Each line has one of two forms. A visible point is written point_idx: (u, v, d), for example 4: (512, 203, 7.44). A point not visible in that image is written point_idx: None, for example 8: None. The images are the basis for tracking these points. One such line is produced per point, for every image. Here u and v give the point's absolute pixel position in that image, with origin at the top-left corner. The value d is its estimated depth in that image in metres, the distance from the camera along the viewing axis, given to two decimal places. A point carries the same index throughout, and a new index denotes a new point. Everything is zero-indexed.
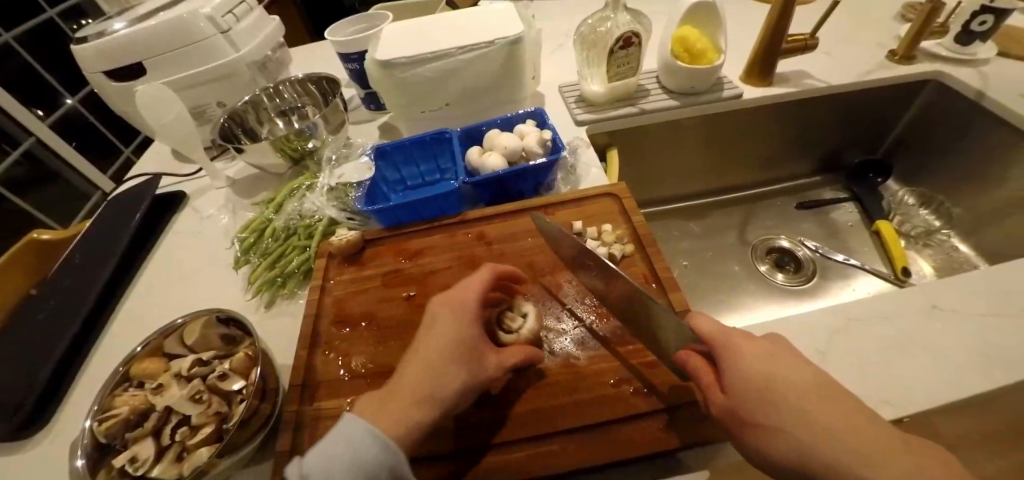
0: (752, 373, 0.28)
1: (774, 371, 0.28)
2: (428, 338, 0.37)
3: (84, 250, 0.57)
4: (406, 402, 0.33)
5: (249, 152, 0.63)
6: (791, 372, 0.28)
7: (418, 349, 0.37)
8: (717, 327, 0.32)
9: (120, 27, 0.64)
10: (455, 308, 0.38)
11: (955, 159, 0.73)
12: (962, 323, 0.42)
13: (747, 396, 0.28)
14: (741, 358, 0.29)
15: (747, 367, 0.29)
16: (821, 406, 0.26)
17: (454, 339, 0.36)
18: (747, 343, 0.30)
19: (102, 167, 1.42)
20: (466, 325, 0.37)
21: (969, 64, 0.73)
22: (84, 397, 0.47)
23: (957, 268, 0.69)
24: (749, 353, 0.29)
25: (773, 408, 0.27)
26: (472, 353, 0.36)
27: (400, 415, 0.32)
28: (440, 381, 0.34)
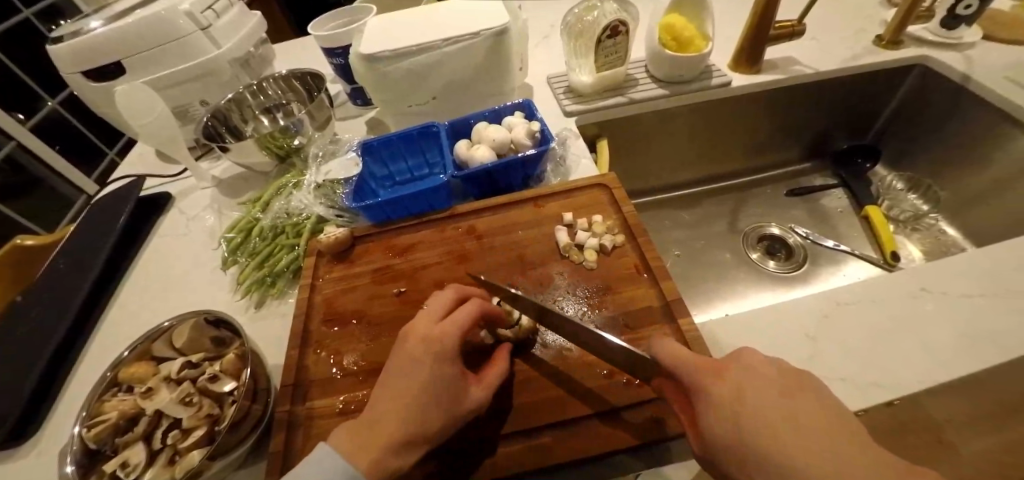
0: (728, 419, 0.25)
1: (748, 410, 0.25)
2: (404, 377, 0.33)
3: (68, 255, 0.56)
4: (385, 448, 0.30)
5: (233, 151, 0.62)
6: (763, 407, 0.25)
7: (391, 388, 0.33)
8: (679, 361, 0.29)
9: (96, 25, 0.62)
10: (430, 344, 0.34)
11: (941, 143, 0.73)
12: (947, 304, 0.43)
13: (723, 453, 0.25)
14: (715, 398, 0.26)
15: (720, 412, 0.26)
16: (801, 444, 0.23)
17: (434, 380, 0.32)
18: (715, 378, 0.27)
19: (86, 171, 1.40)
20: (445, 364, 0.33)
21: (953, 47, 0.74)
22: (72, 405, 0.46)
23: (945, 251, 0.70)
24: (715, 391, 0.27)
25: (758, 460, 0.24)
26: (453, 392, 0.33)
27: (379, 462, 0.30)
28: (421, 424, 0.31)
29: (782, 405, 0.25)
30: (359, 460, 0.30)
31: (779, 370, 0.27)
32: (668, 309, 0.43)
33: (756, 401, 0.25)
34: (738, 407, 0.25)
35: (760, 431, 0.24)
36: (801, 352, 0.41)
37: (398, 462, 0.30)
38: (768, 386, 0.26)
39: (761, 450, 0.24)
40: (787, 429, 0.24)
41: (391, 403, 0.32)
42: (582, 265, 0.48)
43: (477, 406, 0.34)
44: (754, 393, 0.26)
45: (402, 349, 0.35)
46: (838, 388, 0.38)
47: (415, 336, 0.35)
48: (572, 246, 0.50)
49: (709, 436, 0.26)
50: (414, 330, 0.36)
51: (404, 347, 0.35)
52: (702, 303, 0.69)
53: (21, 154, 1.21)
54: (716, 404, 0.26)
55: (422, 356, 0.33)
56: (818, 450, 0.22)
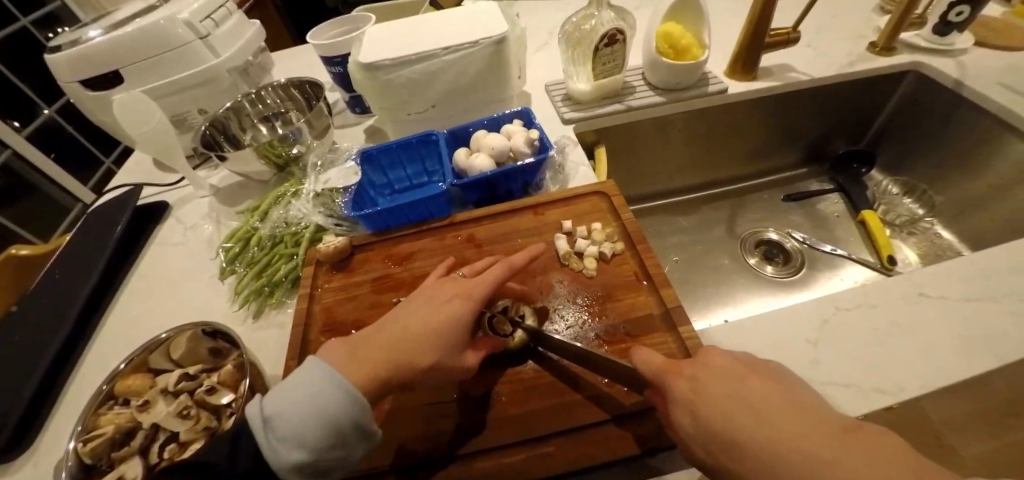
0: (692, 414, 0.27)
1: (709, 402, 0.27)
2: (428, 310, 0.38)
3: (63, 265, 0.56)
4: (379, 365, 0.35)
5: (231, 159, 0.62)
6: (720, 396, 0.26)
7: (409, 316, 0.38)
8: (654, 368, 0.31)
9: (95, 35, 0.62)
10: (465, 290, 0.39)
11: (935, 147, 0.74)
12: (947, 310, 0.43)
13: (703, 446, 0.26)
14: (678, 396, 0.28)
15: (685, 409, 0.28)
16: (758, 428, 0.24)
17: (449, 323, 0.36)
18: (678, 377, 0.29)
19: (82, 178, 1.39)
20: (468, 312, 0.37)
21: (946, 54, 0.75)
22: (66, 418, 0.46)
23: (941, 254, 0.70)
24: (679, 389, 0.29)
25: (729, 451, 0.25)
26: (459, 340, 0.36)
27: (370, 371, 0.34)
28: (417, 353, 0.35)
29: (739, 392, 0.26)
30: (353, 373, 0.34)
31: (736, 360, 0.29)
32: (668, 316, 0.43)
33: (713, 390, 0.27)
34: (699, 400, 0.27)
35: (720, 419, 0.26)
36: (802, 358, 0.41)
37: (382, 376, 0.34)
38: (724, 375, 0.28)
39: (726, 438, 0.25)
40: (745, 416, 0.25)
41: (404, 327, 0.37)
42: (581, 272, 0.48)
43: (467, 370, 0.36)
44: (711, 385, 0.27)
45: (438, 289, 0.40)
46: (840, 394, 0.38)
47: (453, 284, 0.40)
48: (572, 253, 0.50)
49: (685, 436, 0.27)
50: (455, 281, 0.41)
51: (440, 289, 0.40)
52: (701, 308, 0.69)
53: (17, 162, 1.20)
54: (681, 402, 0.28)
55: (454, 299, 0.38)
56: (771, 431, 0.24)
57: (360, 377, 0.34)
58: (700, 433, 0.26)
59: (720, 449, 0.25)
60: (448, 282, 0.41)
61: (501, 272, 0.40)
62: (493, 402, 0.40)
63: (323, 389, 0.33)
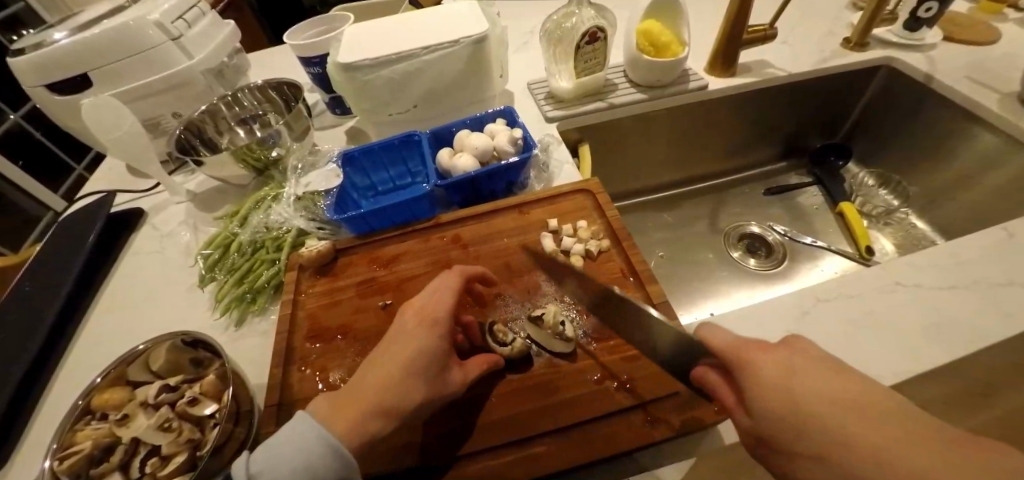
0: (780, 392, 0.24)
1: (799, 383, 0.24)
2: (394, 345, 0.36)
3: (31, 276, 0.54)
4: (361, 410, 0.32)
5: (208, 164, 0.60)
6: (813, 380, 0.23)
7: (379, 357, 0.35)
8: (731, 340, 0.28)
9: (60, 37, 0.60)
10: (424, 315, 0.37)
11: (907, 140, 0.76)
12: (920, 298, 0.44)
13: (775, 425, 0.24)
14: (759, 374, 0.25)
15: (770, 384, 0.25)
16: (849, 415, 0.21)
17: (426, 352, 0.35)
18: (761, 354, 0.26)
19: (52, 186, 1.34)
20: (436, 334, 0.36)
21: (916, 49, 0.77)
22: (40, 437, 0.44)
23: (916, 244, 0.72)
24: (763, 365, 0.25)
25: (799, 431, 0.23)
26: (437, 363, 0.35)
27: (361, 422, 0.32)
28: (400, 392, 0.33)
29: (831, 380, 0.23)
30: (340, 423, 0.32)
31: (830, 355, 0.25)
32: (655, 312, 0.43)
33: (802, 373, 0.24)
34: (790, 378, 0.24)
35: (806, 399, 0.23)
36: None
37: (375, 425, 0.32)
38: (819, 366, 0.24)
39: (809, 415, 0.22)
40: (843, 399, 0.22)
41: (376, 370, 0.34)
42: None
43: (456, 389, 0.36)
44: (803, 368, 0.24)
45: (398, 321, 0.38)
46: None
47: (411, 309, 0.38)
48: (558, 252, 0.50)
49: (758, 412, 0.25)
50: (411, 306, 0.39)
51: (402, 319, 0.38)
52: (686, 303, 0.70)
53: None
54: (763, 382, 0.25)
55: (419, 325, 0.36)
56: (859, 424, 0.21)
57: (350, 426, 0.31)
58: (782, 412, 0.23)
59: (800, 429, 0.22)
60: (405, 309, 0.39)
61: (455, 286, 0.40)
62: (482, 403, 0.39)
63: (309, 441, 0.31)
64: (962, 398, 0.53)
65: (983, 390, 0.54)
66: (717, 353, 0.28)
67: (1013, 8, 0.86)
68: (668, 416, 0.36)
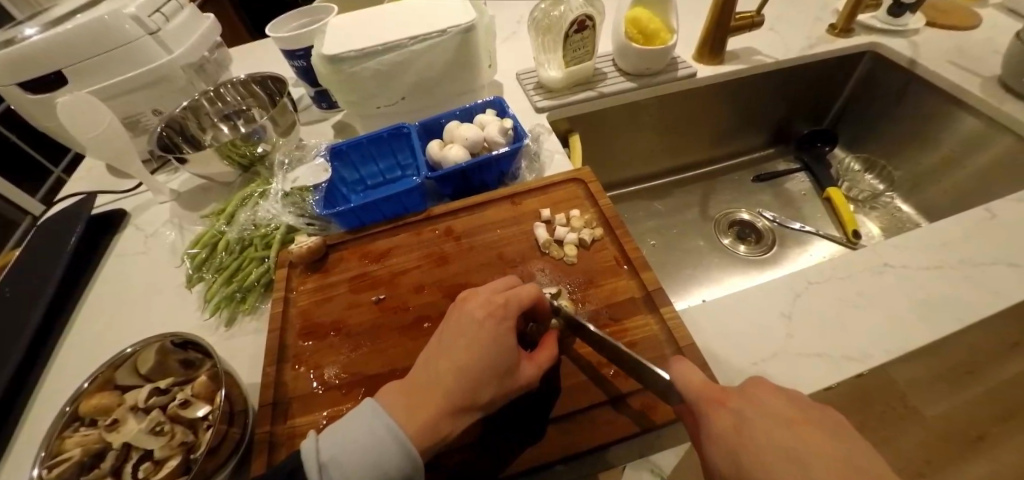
0: (728, 449, 0.25)
1: (752, 445, 0.24)
2: (462, 340, 0.34)
3: (10, 281, 0.52)
4: (428, 406, 0.31)
5: (191, 161, 0.58)
6: (763, 440, 0.24)
7: (445, 352, 0.34)
8: (695, 383, 0.29)
9: (31, 33, 0.57)
10: (491, 308, 0.35)
11: (892, 125, 0.78)
12: (907, 278, 0.45)
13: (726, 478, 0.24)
14: (713, 427, 0.26)
15: (721, 439, 0.25)
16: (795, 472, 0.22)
17: (493, 348, 0.33)
18: (716, 404, 0.27)
19: (30, 189, 1.31)
20: (506, 331, 0.33)
21: (900, 34, 0.78)
22: (26, 446, 0.43)
23: (901, 226, 0.73)
24: (715, 419, 0.26)
25: None
26: (508, 360, 0.33)
27: (433, 423, 0.30)
28: (471, 390, 0.31)
29: (778, 439, 0.24)
30: (412, 421, 0.31)
31: (790, 408, 0.26)
32: (650, 298, 0.43)
33: (756, 428, 0.25)
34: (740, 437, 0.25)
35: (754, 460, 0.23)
36: (777, 333, 0.42)
37: (447, 425, 0.31)
38: (774, 422, 0.25)
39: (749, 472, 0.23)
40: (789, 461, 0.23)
41: (446, 364, 0.33)
42: (562, 260, 0.48)
43: (527, 384, 0.33)
44: (754, 426, 0.25)
45: (460, 314, 0.36)
46: (812, 363, 0.39)
47: (475, 300, 0.36)
48: (552, 241, 0.49)
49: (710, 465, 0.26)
50: (476, 296, 0.37)
51: (464, 310, 0.36)
52: (680, 290, 0.71)
53: None
54: (713, 433, 0.26)
55: (486, 321, 0.34)
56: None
57: (420, 428, 0.30)
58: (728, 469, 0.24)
59: None
60: (468, 299, 0.37)
61: (528, 289, 0.37)
62: None
63: (380, 436, 0.30)
64: (948, 374, 0.55)
65: (969, 366, 0.55)
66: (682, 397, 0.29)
67: None
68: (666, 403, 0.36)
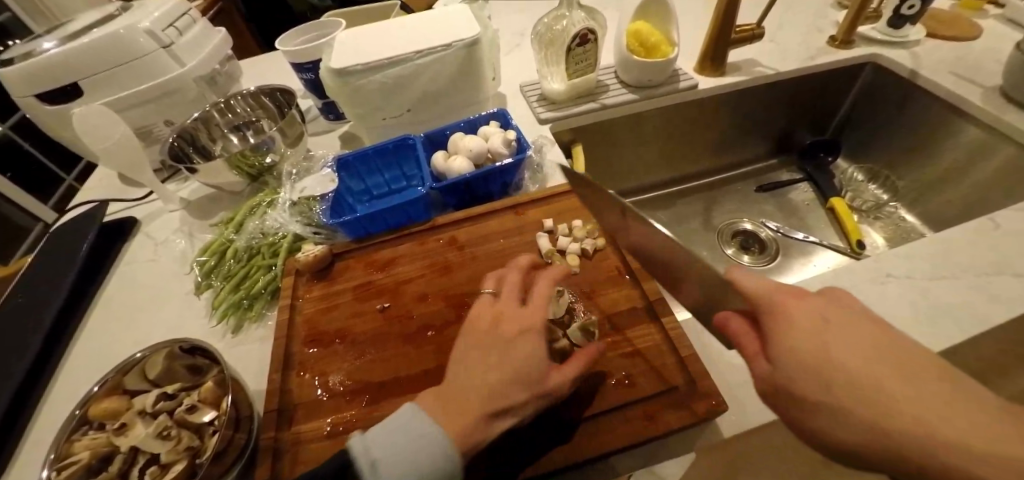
0: (816, 337, 0.23)
1: (840, 335, 0.23)
2: (489, 349, 0.35)
3: (23, 289, 0.53)
4: (465, 413, 0.31)
5: (201, 171, 0.60)
6: (851, 339, 0.22)
7: (473, 359, 0.35)
8: (763, 285, 0.26)
9: (50, 46, 0.59)
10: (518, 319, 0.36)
11: (894, 135, 0.78)
12: (910, 289, 0.45)
13: (801, 367, 0.22)
14: (792, 321, 0.24)
15: (809, 334, 0.23)
16: (891, 370, 0.21)
17: (526, 355, 0.33)
18: (796, 301, 0.25)
19: (42, 198, 1.34)
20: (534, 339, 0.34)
21: (900, 45, 0.79)
22: (34, 451, 0.44)
23: (906, 236, 0.73)
24: (802, 313, 0.24)
25: (832, 373, 0.22)
26: (539, 365, 0.33)
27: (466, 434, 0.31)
28: (506, 395, 0.32)
29: (863, 335, 0.23)
30: (450, 427, 0.31)
31: (868, 317, 0.24)
32: (651, 308, 0.44)
33: (840, 331, 0.23)
34: (826, 327, 0.23)
35: (837, 357, 0.22)
36: None
37: (482, 431, 0.31)
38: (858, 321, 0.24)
39: (829, 364, 0.22)
40: (879, 368, 0.21)
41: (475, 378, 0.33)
42: (564, 270, 0.49)
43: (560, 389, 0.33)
44: (841, 319, 0.24)
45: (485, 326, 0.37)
46: None
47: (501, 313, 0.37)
48: (554, 251, 0.50)
49: (777, 356, 0.24)
50: (506, 314, 0.37)
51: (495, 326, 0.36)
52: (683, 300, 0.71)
53: None
54: (791, 327, 0.24)
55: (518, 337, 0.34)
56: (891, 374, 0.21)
57: (462, 436, 0.31)
58: (801, 362, 0.22)
59: (825, 372, 0.22)
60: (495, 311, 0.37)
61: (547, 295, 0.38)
62: None
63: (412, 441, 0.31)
64: None
65: (977, 379, 0.55)
66: (748, 298, 0.26)
67: (992, 5, 0.88)
68: (667, 413, 0.36)
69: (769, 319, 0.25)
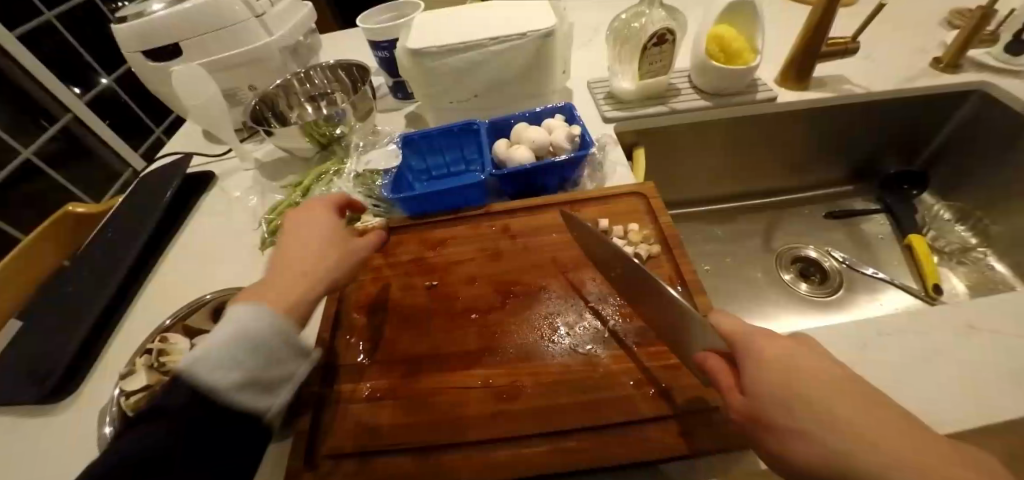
0: (778, 371, 0.25)
1: (802, 371, 0.24)
2: None
3: (117, 225, 0.59)
4: None
5: (277, 135, 0.63)
6: (825, 379, 0.24)
7: None
8: (737, 324, 0.29)
9: (159, 8, 0.65)
10: None
11: (994, 175, 0.70)
12: (1000, 345, 0.40)
13: (766, 396, 0.24)
14: (768, 356, 0.26)
15: (772, 365, 0.25)
16: (845, 400, 0.22)
17: None
18: (768, 339, 0.27)
19: (135, 145, 1.48)
20: None
21: (1017, 74, 0.70)
22: (112, 368, 0.49)
23: (993, 287, 0.66)
24: (768, 348, 0.26)
25: (789, 400, 0.23)
26: None
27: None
28: None
29: (829, 373, 0.24)
30: None
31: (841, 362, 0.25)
32: None
33: (811, 368, 0.24)
34: (790, 362, 0.25)
35: (806, 388, 0.23)
36: None
37: None
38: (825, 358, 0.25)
39: (799, 395, 0.23)
40: (850, 402, 0.22)
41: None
42: None
43: None
44: (808, 358, 0.25)
45: None
46: None
47: None
48: None
49: (750, 387, 0.26)
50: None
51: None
52: None
53: (77, 126, 1.30)
54: (766, 363, 0.26)
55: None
56: (842, 402, 0.22)
57: None
58: (774, 390, 0.24)
59: (787, 402, 0.24)
60: None
61: None
62: (520, 393, 0.39)
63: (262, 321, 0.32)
64: None
65: None
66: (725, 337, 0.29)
67: None
68: (709, 434, 0.34)
69: (740, 355, 0.27)
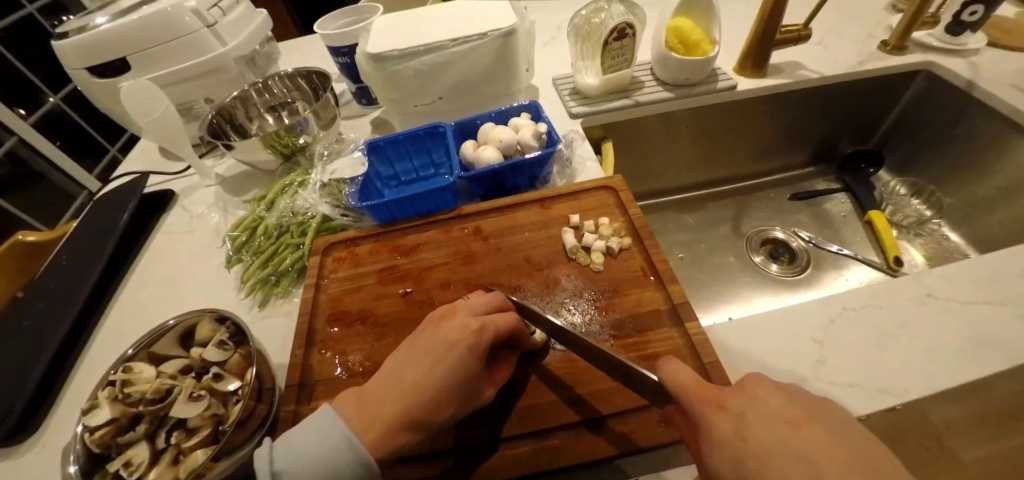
0: (731, 454, 0.23)
1: (755, 445, 0.23)
2: (431, 356, 0.34)
3: (69, 251, 0.56)
4: (388, 426, 0.31)
5: (238, 148, 0.61)
6: (774, 447, 0.22)
7: (410, 365, 0.34)
8: (684, 386, 0.27)
9: (102, 21, 0.62)
10: (465, 334, 0.34)
11: (944, 149, 0.73)
12: (952, 311, 0.43)
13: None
14: (715, 434, 0.24)
15: (725, 445, 0.24)
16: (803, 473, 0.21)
17: (461, 372, 0.33)
18: (716, 409, 0.25)
19: (89, 166, 1.41)
20: (474, 355, 0.33)
21: (957, 54, 0.74)
22: (74, 404, 0.46)
23: (948, 256, 0.69)
24: (716, 423, 0.25)
25: None
26: (469, 384, 0.33)
27: (387, 435, 0.31)
28: (423, 413, 0.32)
29: (785, 441, 0.23)
30: (368, 433, 0.31)
31: (791, 419, 0.24)
32: (675, 312, 0.42)
33: (758, 438, 0.23)
34: (742, 438, 0.24)
35: (761, 461, 0.22)
36: (807, 359, 0.40)
37: (401, 435, 0.31)
38: (777, 419, 0.24)
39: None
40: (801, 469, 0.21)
41: (406, 379, 0.33)
42: (589, 267, 0.48)
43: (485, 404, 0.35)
44: (758, 426, 0.24)
45: (435, 330, 0.36)
46: (841, 395, 0.37)
47: (452, 321, 0.36)
48: (579, 248, 0.49)
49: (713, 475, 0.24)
50: (453, 316, 0.36)
51: (439, 328, 0.35)
52: (705, 306, 0.69)
53: (23, 149, 1.22)
54: (713, 440, 0.24)
55: (456, 345, 0.33)
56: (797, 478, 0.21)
57: (376, 440, 0.31)
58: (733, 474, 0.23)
59: None
60: (446, 317, 0.37)
61: (514, 322, 0.37)
62: (504, 394, 0.39)
63: (334, 440, 0.31)
64: None
65: None
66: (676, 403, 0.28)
67: None
68: None
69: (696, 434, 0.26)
